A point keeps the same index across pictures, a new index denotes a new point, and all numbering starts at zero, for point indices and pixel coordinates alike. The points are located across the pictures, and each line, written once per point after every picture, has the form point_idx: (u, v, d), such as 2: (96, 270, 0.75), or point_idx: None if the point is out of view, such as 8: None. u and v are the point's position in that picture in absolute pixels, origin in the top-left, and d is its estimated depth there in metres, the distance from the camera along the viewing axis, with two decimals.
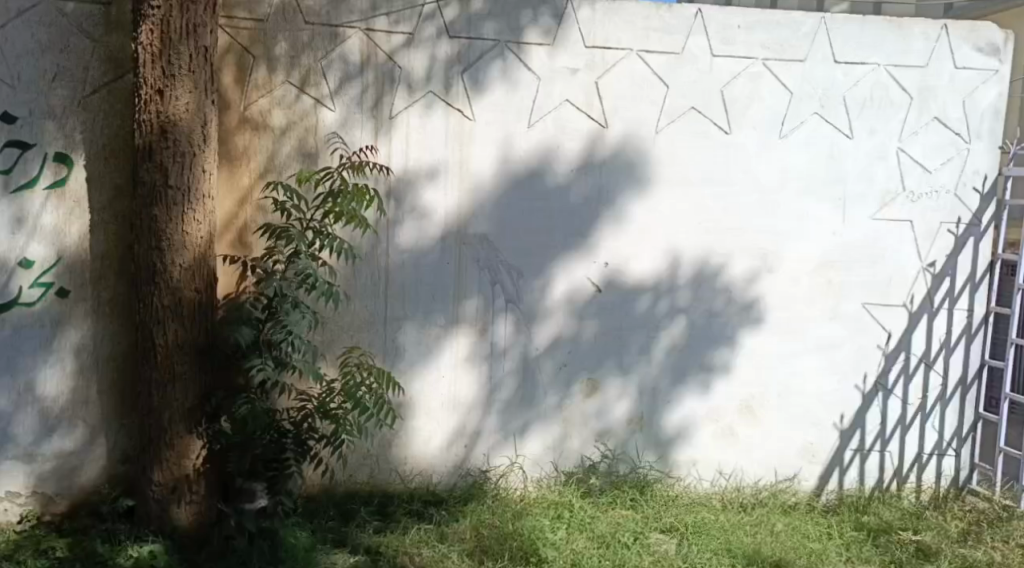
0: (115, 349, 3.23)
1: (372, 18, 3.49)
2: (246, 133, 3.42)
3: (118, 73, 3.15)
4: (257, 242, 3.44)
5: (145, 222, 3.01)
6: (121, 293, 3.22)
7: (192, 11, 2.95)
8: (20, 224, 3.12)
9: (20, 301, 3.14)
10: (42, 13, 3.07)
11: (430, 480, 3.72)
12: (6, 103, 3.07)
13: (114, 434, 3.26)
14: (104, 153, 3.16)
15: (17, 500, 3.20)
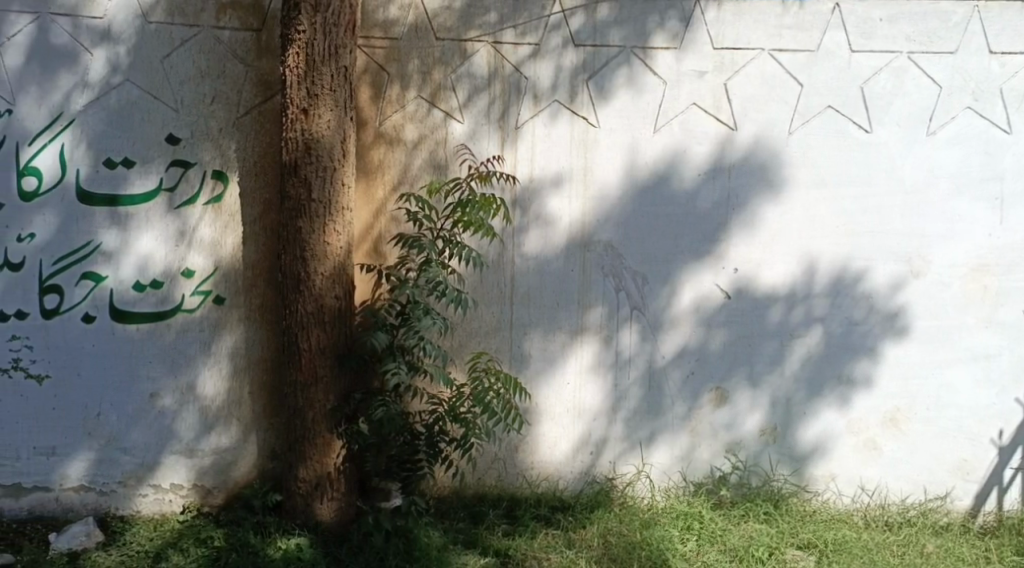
0: (264, 352, 3.46)
1: (500, 31, 3.57)
2: (381, 147, 3.58)
3: (267, 94, 3.39)
4: (391, 251, 3.59)
5: (290, 233, 3.21)
6: (269, 300, 3.45)
7: (334, 34, 3.13)
8: (182, 237, 3.40)
9: (182, 308, 3.42)
10: (202, 42, 3.35)
11: (557, 485, 3.74)
12: (171, 126, 3.36)
13: (263, 433, 3.49)
14: (254, 170, 3.40)
15: (180, 492, 3.48)
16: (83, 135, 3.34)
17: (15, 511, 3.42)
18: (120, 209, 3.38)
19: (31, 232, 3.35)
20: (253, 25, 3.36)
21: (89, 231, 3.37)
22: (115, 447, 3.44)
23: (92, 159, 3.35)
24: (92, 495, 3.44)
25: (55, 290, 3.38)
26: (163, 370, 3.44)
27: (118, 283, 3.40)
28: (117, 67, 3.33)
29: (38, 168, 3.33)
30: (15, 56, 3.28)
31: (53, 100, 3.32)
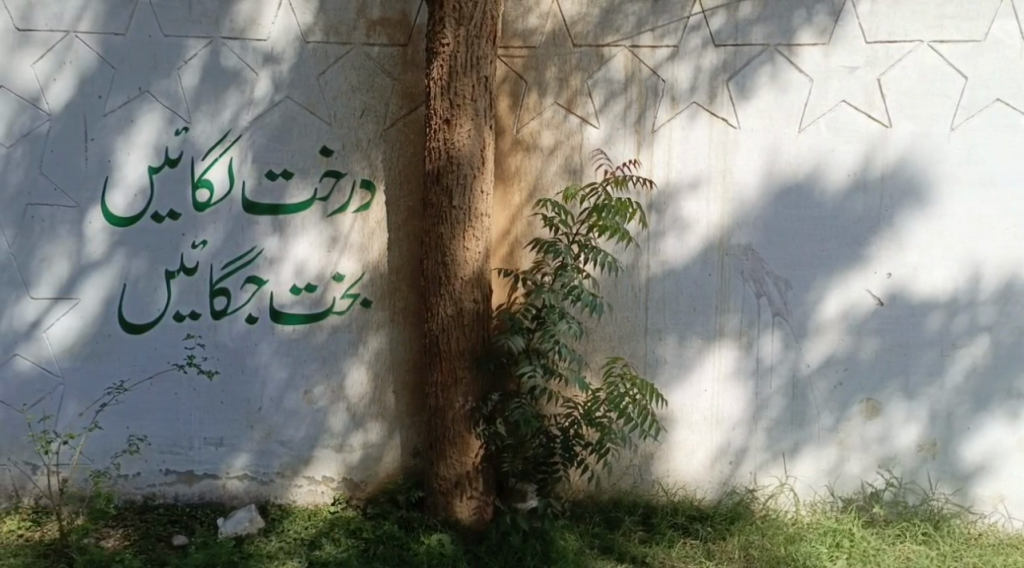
0: (406, 353, 3.63)
1: (637, 35, 3.56)
2: (518, 154, 3.63)
3: (412, 106, 3.56)
4: (527, 256, 3.66)
5: (432, 239, 3.33)
6: (412, 303, 3.61)
7: (476, 45, 3.23)
8: (334, 243, 3.60)
9: (334, 310, 3.62)
10: (353, 58, 3.54)
11: (694, 495, 3.67)
12: (325, 139, 3.57)
13: (405, 430, 3.66)
14: (399, 178, 3.57)
15: (331, 484, 3.67)
16: (248, 149, 3.57)
17: (187, 496, 3.66)
18: (280, 217, 3.59)
19: (203, 238, 3.59)
20: (400, 40, 3.54)
21: (252, 238, 3.60)
22: (274, 440, 3.66)
23: (256, 171, 3.58)
24: (254, 485, 3.66)
25: (223, 293, 3.60)
26: (316, 368, 3.64)
27: (277, 287, 3.62)
28: (278, 85, 3.55)
29: (210, 181, 3.57)
30: (192, 78, 3.53)
31: (222, 118, 3.55)
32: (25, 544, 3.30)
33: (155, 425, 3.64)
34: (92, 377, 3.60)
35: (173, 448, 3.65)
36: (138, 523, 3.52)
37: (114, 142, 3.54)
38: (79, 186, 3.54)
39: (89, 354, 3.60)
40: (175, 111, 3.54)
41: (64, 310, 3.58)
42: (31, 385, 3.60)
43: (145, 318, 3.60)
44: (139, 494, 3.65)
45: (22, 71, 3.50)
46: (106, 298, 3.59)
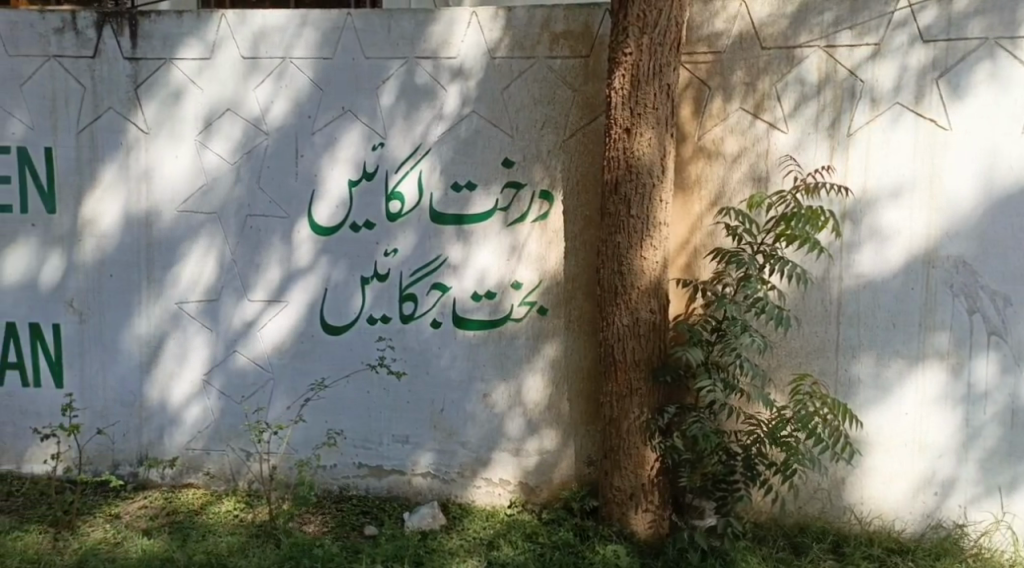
0: (582, 362, 3.69)
1: (834, 34, 3.37)
2: (700, 162, 3.53)
3: (591, 116, 3.61)
4: (707, 266, 3.56)
5: (609, 248, 3.33)
6: (587, 311, 3.67)
7: (660, 53, 3.21)
8: (514, 252, 3.72)
9: (512, 317, 3.73)
10: (536, 71, 3.64)
11: (893, 526, 3.42)
12: (507, 151, 3.69)
13: (580, 439, 3.72)
14: (577, 188, 3.65)
15: (507, 487, 3.79)
16: (436, 162, 3.74)
17: (377, 489, 3.87)
18: (464, 227, 3.75)
19: (394, 247, 3.80)
20: (582, 52, 3.60)
21: (438, 247, 3.78)
22: (455, 441, 3.81)
23: (442, 183, 3.75)
24: (437, 483, 3.83)
25: (411, 298, 3.81)
26: (495, 373, 3.76)
27: (460, 293, 3.77)
28: (466, 100, 3.70)
29: (402, 193, 3.78)
30: (389, 97, 3.74)
31: (414, 133, 3.75)
32: (240, 523, 3.63)
33: (350, 420, 3.87)
34: (298, 374, 3.89)
35: (366, 443, 3.87)
36: (335, 511, 3.76)
37: (320, 158, 3.81)
38: (289, 199, 3.84)
39: (295, 353, 3.89)
40: (372, 127, 3.77)
41: (276, 312, 3.89)
42: (247, 380, 3.92)
43: (342, 320, 3.85)
44: (335, 485, 3.89)
45: (246, 95, 3.82)
46: (310, 301, 3.87)
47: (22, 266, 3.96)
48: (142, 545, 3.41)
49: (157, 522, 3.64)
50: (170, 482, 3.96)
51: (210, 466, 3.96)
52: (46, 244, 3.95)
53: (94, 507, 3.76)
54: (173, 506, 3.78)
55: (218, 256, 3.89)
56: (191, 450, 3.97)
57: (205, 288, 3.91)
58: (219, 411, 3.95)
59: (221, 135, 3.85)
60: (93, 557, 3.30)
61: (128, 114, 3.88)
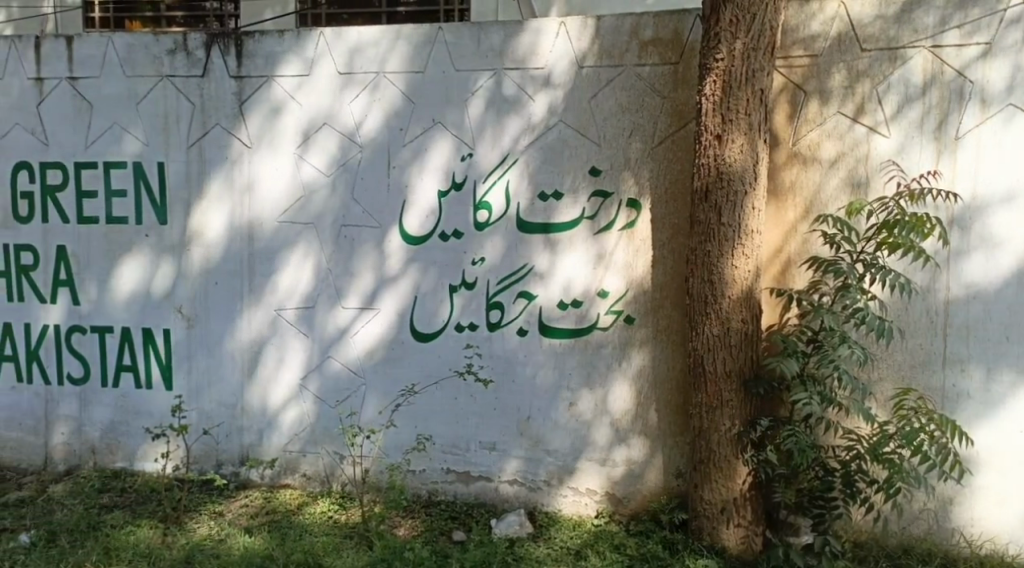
0: (671, 372, 3.65)
1: (941, 33, 3.23)
2: (794, 168, 3.43)
3: (681, 124, 3.58)
4: (802, 274, 3.44)
5: (699, 256, 3.27)
6: (676, 321, 3.63)
7: (753, 58, 3.14)
8: (601, 260, 3.71)
9: (599, 325, 3.72)
10: (625, 79, 3.63)
11: (1007, 551, 3.25)
12: (594, 159, 3.68)
13: (669, 450, 3.67)
14: (665, 197, 3.62)
15: (594, 497, 3.77)
16: (523, 172, 3.78)
17: (465, 495, 3.92)
18: (551, 235, 3.76)
19: (482, 256, 3.85)
20: (672, 59, 3.58)
21: (525, 255, 3.80)
22: (541, 449, 3.82)
23: (529, 192, 3.78)
24: (524, 490, 3.85)
25: (497, 306, 3.84)
26: (582, 382, 3.76)
27: (546, 301, 3.79)
28: (553, 110, 3.72)
29: (489, 203, 3.82)
30: (478, 108, 3.80)
31: (503, 143, 3.79)
32: (334, 524, 3.74)
33: (439, 426, 3.93)
34: (389, 379, 3.98)
35: (454, 449, 3.92)
36: (424, 515, 3.82)
37: (411, 169, 3.90)
38: (381, 209, 3.94)
39: (386, 359, 3.98)
40: (461, 138, 3.83)
41: (368, 319, 4.00)
42: (340, 384, 4.04)
43: (431, 327, 3.92)
44: (424, 489, 3.96)
45: (342, 109, 3.95)
46: (400, 309, 3.96)
47: (136, 275, 4.21)
48: (243, 543, 3.55)
49: (257, 521, 3.79)
50: (269, 482, 4.13)
51: (306, 468, 4.10)
52: (159, 254, 4.18)
53: (199, 504, 3.94)
54: (272, 505, 3.93)
55: (314, 264, 4.04)
56: (288, 452, 4.12)
57: (301, 296, 4.06)
58: (314, 414, 4.08)
59: (318, 148, 3.99)
60: (199, 553, 3.46)
61: (233, 129, 4.07)
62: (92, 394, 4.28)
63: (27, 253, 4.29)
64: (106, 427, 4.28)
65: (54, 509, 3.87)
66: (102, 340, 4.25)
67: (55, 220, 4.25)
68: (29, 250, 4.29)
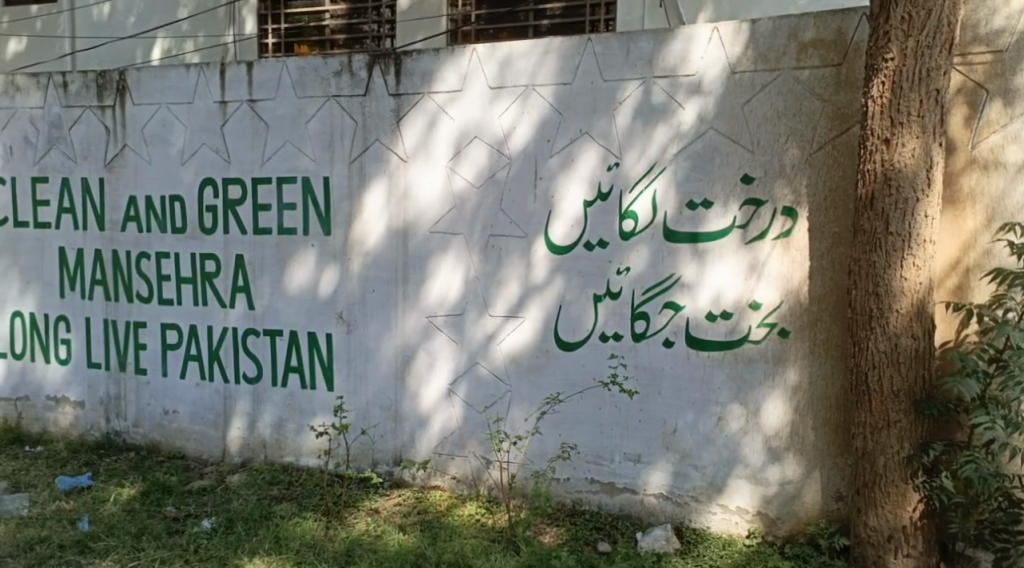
0: (831, 389, 3.47)
1: None
2: (974, 173, 3.16)
3: (843, 128, 3.40)
4: (982, 288, 3.17)
5: (863, 266, 3.08)
6: (836, 336, 3.45)
7: (928, 56, 2.93)
8: (753, 270, 3.59)
9: (750, 338, 3.59)
10: (782, 83, 3.49)
11: None
12: (746, 166, 3.57)
13: (828, 471, 3.49)
14: (825, 204, 3.45)
15: (746, 516, 3.63)
16: (671, 180, 3.72)
17: (610, 506, 3.89)
18: (698, 245, 3.68)
19: (628, 265, 3.82)
20: (835, 60, 3.40)
21: (672, 265, 3.74)
22: (689, 463, 3.73)
23: (677, 201, 3.71)
24: (670, 505, 3.77)
25: (643, 317, 3.80)
26: (731, 396, 3.64)
27: (694, 312, 3.71)
28: (704, 117, 3.64)
29: (636, 212, 3.79)
30: (626, 118, 3.78)
31: (651, 152, 3.75)
32: (482, 527, 3.82)
33: (583, 435, 3.93)
34: (534, 387, 4.03)
35: (598, 459, 3.91)
36: (569, 524, 3.83)
37: (558, 179, 3.93)
38: (528, 218, 4.01)
39: (532, 367, 4.03)
40: (609, 148, 3.83)
41: (515, 327, 4.06)
42: (487, 391, 4.13)
43: (577, 336, 3.93)
44: (568, 498, 3.97)
45: (493, 121, 4.05)
46: (546, 317, 3.99)
47: (302, 283, 4.50)
48: (397, 540, 3.70)
49: (410, 519, 3.94)
50: (420, 483, 4.28)
51: (455, 470, 4.22)
52: (322, 262, 4.45)
53: (358, 501, 4.16)
54: (423, 505, 4.08)
55: (464, 273, 4.15)
56: (438, 454, 4.26)
57: (451, 304, 4.19)
58: (462, 419, 4.20)
59: (469, 160, 4.12)
60: (358, 547, 3.65)
61: (391, 144, 4.28)
62: (264, 392, 4.61)
63: (211, 261, 4.69)
64: (276, 423, 4.59)
65: (231, 498, 4.20)
66: (273, 342, 4.58)
67: (235, 232, 4.63)
68: (212, 258, 4.69)
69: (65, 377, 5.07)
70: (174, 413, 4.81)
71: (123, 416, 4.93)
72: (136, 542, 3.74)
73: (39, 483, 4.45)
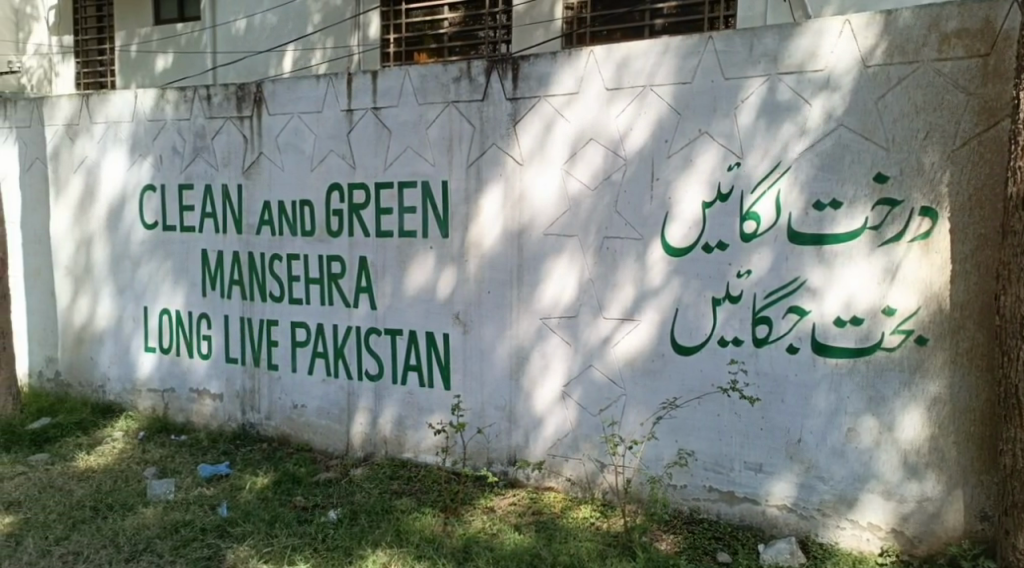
0: (975, 401, 3.28)
1: None
2: None
3: (991, 122, 3.22)
4: None
5: (1014, 271, 2.88)
6: (981, 344, 3.26)
7: None
8: (887, 273, 3.42)
9: (883, 345, 3.43)
10: (921, 76, 3.32)
11: None
12: (880, 165, 3.41)
13: (970, 489, 3.31)
14: (969, 204, 3.27)
15: (878, 533, 3.47)
16: (796, 180, 3.59)
17: (729, 515, 3.80)
18: (825, 248, 3.55)
19: (748, 268, 3.72)
20: (982, 51, 3.22)
21: (796, 269, 3.62)
22: (815, 475, 3.59)
23: (802, 201, 3.58)
24: (794, 517, 3.65)
25: (765, 322, 3.70)
26: (861, 405, 3.48)
27: (820, 318, 3.57)
28: (833, 114, 3.50)
29: (758, 213, 3.69)
30: (748, 116, 3.68)
31: (775, 151, 3.63)
32: (597, 530, 3.81)
33: (701, 442, 3.85)
34: (650, 391, 3.98)
35: (716, 467, 3.82)
36: (686, 532, 3.76)
37: (677, 180, 3.87)
38: (645, 220, 3.96)
39: (647, 370, 3.98)
40: (729, 148, 3.74)
41: (630, 329, 4.02)
42: (601, 393, 4.11)
43: (695, 340, 3.86)
44: (686, 505, 3.90)
45: (610, 123, 4.03)
46: (662, 320, 3.94)
47: (421, 284, 4.61)
48: (513, 539, 3.74)
49: (525, 519, 3.98)
50: (535, 484, 4.31)
51: (570, 473, 4.22)
52: (441, 264, 4.55)
53: (474, 499, 4.23)
54: (538, 506, 4.10)
55: (580, 276, 4.15)
56: (553, 456, 4.27)
57: (566, 306, 4.20)
58: (577, 421, 4.19)
59: (584, 162, 4.11)
60: (475, 544, 3.71)
61: (508, 147, 4.33)
62: (384, 390, 4.76)
63: (336, 263, 4.89)
64: (396, 420, 4.73)
65: (354, 490, 4.36)
66: (393, 341, 4.72)
67: (359, 234, 4.80)
68: (338, 260, 4.88)
69: (206, 370, 5.39)
70: (302, 408, 5.04)
71: (257, 409, 5.20)
72: (269, 529, 3.94)
73: (183, 469, 4.76)
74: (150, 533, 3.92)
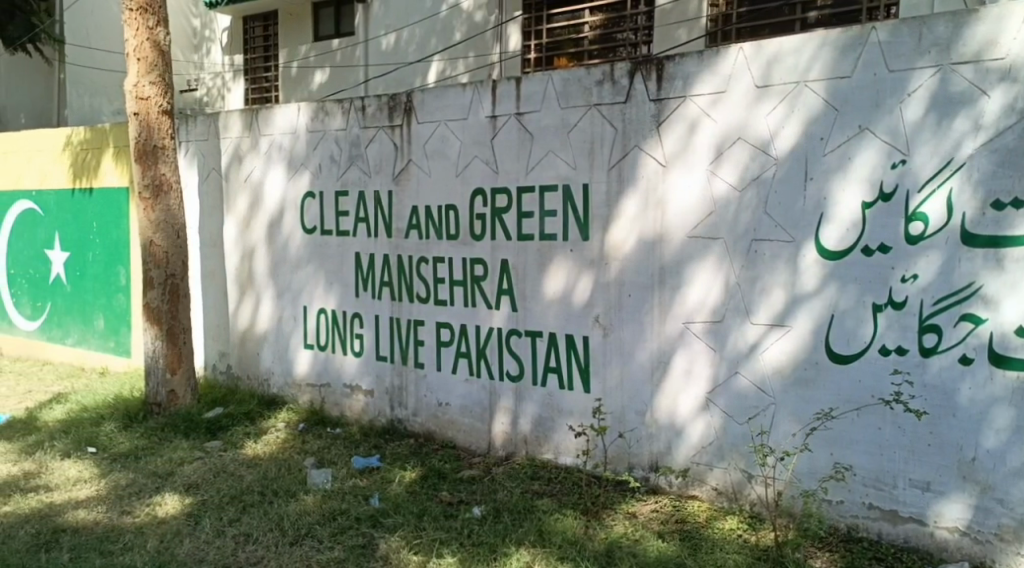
0: None
1: None
2: None
3: None
4: None
5: None
6: None
7: None
8: None
9: None
10: None
11: None
12: None
13: None
14: None
15: None
16: (970, 178, 3.34)
17: (892, 535, 3.58)
18: (1003, 251, 3.28)
19: (915, 272, 3.50)
20: None
21: (970, 273, 3.36)
22: (991, 497, 3.32)
23: (977, 201, 3.33)
24: (967, 541, 3.38)
25: (934, 330, 3.46)
26: None
27: (998, 327, 3.30)
28: (1014, 105, 3.23)
29: (926, 214, 3.46)
30: (916, 110, 3.45)
31: (946, 147, 3.39)
32: (745, 543, 3.68)
33: (860, 456, 3.65)
34: (802, 401, 3.81)
35: (877, 483, 3.61)
36: (844, 550, 3.57)
37: (834, 180, 3.69)
38: (797, 222, 3.80)
39: (799, 379, 3.82)
40: (894, 144, 3.52)
41: (779, 336, 3.87)
42: (748, 402, 3.98)
43: (852, 348, 3.66)
44: (843, 522, 3.71)
45: (759, 122, 3.89)
46: (816, 327, 3.76)
47: (563, 286, 4.62)
48: (657, 547, 3.67)
49: (669, 527, 3.90)
50: (678, 491, 4.23)
51: (715, 482, 4.11)
52: (582, 267, 4.54)
53: (616, 503, 4.19)
54: (682, 514, 4.02)
55: (727, 280, 4.03)
56: (697, 463, 4.17)
57: (711, 310, 4.09)
58: (722, 428, 4.08)
59: (732, 163, 3.99)
60: (618, 549, 3.66)
61: (652, 149, 4.27)
62: (525, 391, 4.80)
63: (480, 265, 4.98)
64: (536, 421, 4.76)
65: (497, 489, 4.42)
66: (534, 343, 4.76)
67: (501, 237, 4.87)
68: (480, 263, 4.97)
69: (358, 368, 5.63)
70: (446, 406, 5.17)
71: (405, 405, 5.38)
72: (418, 522, 4.05)
73: (338, 460, 4.99)
74: (310, 520, 4.13)
